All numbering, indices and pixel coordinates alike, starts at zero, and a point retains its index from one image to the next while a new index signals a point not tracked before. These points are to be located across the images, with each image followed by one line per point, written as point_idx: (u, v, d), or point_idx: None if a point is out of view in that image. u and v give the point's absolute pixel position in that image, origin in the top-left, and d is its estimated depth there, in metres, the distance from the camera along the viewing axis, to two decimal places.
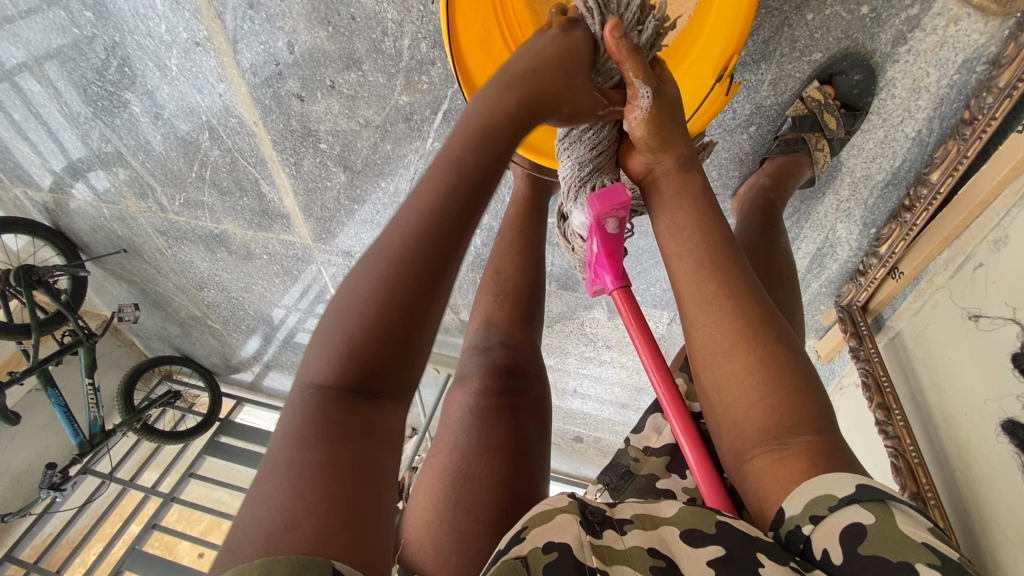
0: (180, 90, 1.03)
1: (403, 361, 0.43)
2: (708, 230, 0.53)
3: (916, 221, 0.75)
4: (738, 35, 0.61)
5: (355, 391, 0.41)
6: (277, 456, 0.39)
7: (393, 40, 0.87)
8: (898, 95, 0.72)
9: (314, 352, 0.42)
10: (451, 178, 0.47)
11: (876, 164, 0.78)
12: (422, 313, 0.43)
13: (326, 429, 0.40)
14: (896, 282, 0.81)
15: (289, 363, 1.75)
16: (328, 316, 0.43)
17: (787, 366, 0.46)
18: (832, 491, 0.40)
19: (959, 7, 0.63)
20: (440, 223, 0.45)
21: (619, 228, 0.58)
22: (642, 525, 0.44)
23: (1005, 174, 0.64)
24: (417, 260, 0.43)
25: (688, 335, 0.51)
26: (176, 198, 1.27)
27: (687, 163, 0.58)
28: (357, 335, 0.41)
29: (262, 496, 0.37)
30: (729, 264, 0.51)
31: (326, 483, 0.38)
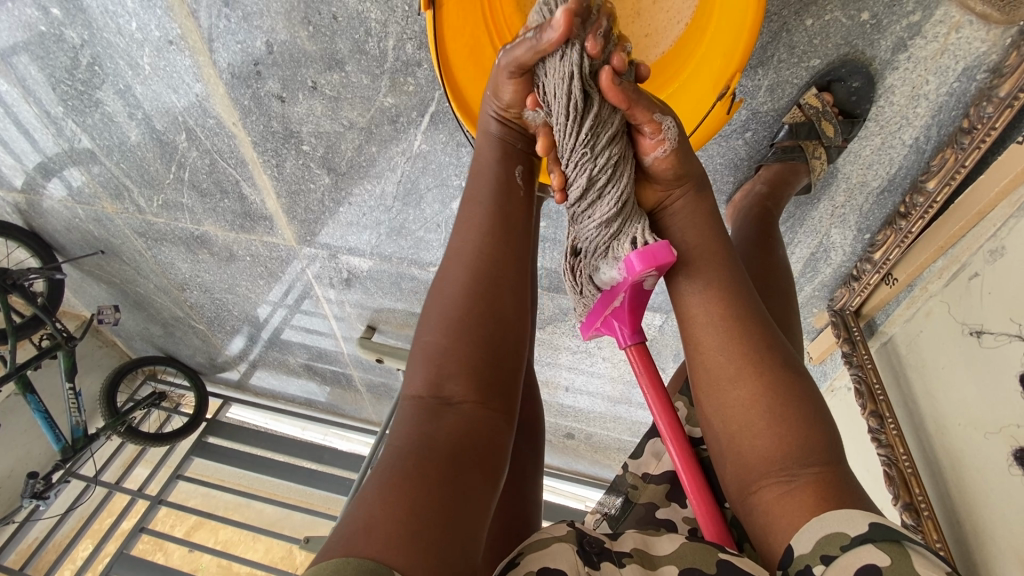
0: (155, 89, 0.99)
1: (482, 368, 0.49)
2: (713, 251, 0.52)
3: (911, 229, 0.74)
4: (741, 54, 0.58)
5: (439, 402, 0.47)
6: (376, 464, 0.44)
7: (377, 41, 0.83)
8: (896, 103, 0.70)
9: (412, 370, 0.50)
10: (495, 194, 0.57)
11: (872, 171, 0.77)
12: (498, 307, 0.51)
13: (419, 439, 0.45)
14: (889, 288, 0.80)
15: (276, 362, 1.73)
16: (418, 337, 0.51)
17: (793, 390, 0.46)
18: (844, 530, 0.39)
19: (961, 14, 0.62)
20: (495, 232, 0.55)
21: (651, 285, 0.56)
22: (641, 561, 0.43)
23: (1003, 186, 0.63)
24: (481, 271, 0.53)
25: (693, 362, 0.50)
26: (154, 199, 1.23)
27: (697, 188, 0.56)
28: (438, 342, 0.50)
29: (356, 498, 0.41)
30: (737, 289, 0.50)
31: (410, 484, 0.40)
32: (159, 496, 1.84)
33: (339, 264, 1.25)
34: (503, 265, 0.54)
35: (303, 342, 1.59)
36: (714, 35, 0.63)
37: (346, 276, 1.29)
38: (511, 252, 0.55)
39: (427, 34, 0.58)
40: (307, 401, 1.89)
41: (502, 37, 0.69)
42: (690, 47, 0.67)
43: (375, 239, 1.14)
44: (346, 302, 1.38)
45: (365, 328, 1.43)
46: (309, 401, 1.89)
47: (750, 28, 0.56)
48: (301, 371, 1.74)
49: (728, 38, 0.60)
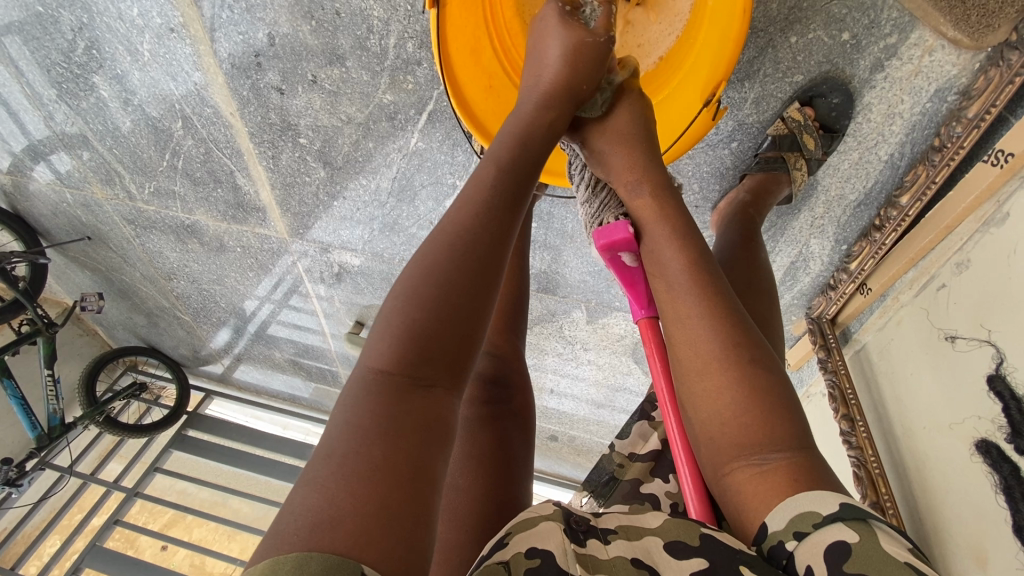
0: (153, 76, 1.00)
1: (457, 350, 0.44)
2: (687, 246, 0.56)
3: (884, 240, 0.78)
4: (727, 62, 0.60)
5: (409, 380, 0.42)
6: (335, 443, 0.39)
7: (379, 38, 0.84)
8: (873, 120, 0.74)
9: (375, 340, 0.44)
10: (505, 168, 0.54)
11: (850, 185, 0.80)
12: (492, 271, 0.48)
13: (385, 420, 0.40)
14: (864, 297, 0.84)
15: (261, 356, 1.74)
16: (384, 310, 0.46)
17: (765, 382, 0.47)
18: (816, 508, 0.42)
19: (934, 39, 0.65)
20: (500, 204, 0.52)
21: (637, 261, 0.63)
22: (626, 535, 0.46)
23: (969, 202, 0.67)
24: (475, 238, 0.49)
25: (675, 351, 0.53)
26: (146, 186, 1.23)
27: (631, 189, 0.61)
28: (419, 319, 0.44)
29: (311, 484, 0.37)
30: (712, 289, 0.52)
31: (378, 475, 0.37)
32: (135, 488, 1.83)
33: (331, 259, 1.26)
34: (504, 236, 0.51)
35: (289, 336, 1.61)
36: (702, 45, 0.66)
37: (337, 271, 1.30)
38: (501, 243, 0.50)
39: (431, 34, 0.59)
40: (290, 397, 1.90)
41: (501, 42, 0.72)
42: (680, 57, 0.69)
43: (367, 234, 1.16)
44: (335, 298, 1.39)
45: (353, 324, 1.44)
46: (293, 396, 1.89)
47: (735, 37, 0.58)
48: (286, 365, 1.76)
49: (715, 48, 0.63)
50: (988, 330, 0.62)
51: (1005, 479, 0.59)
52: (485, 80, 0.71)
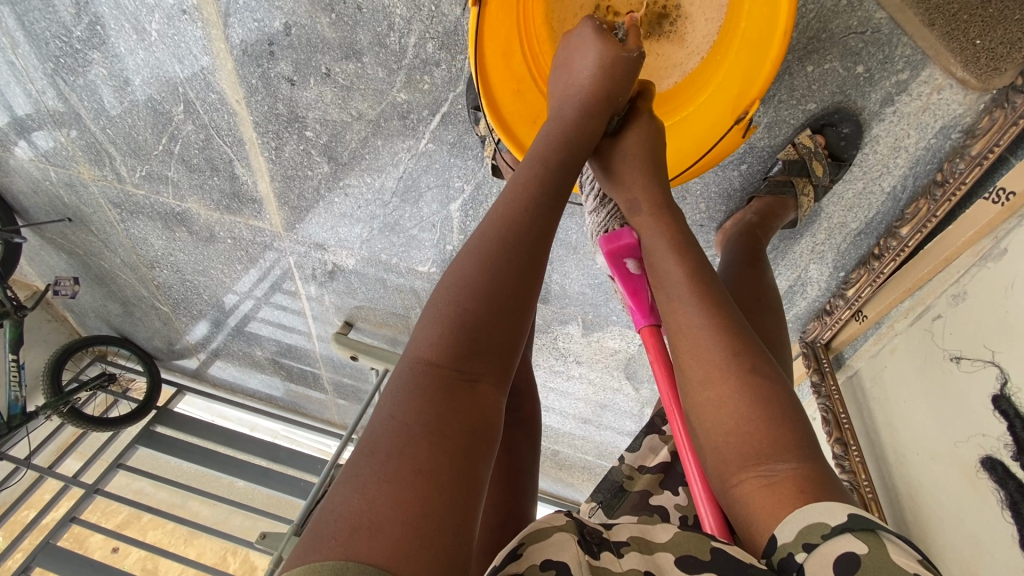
0: (158, 57, 0.97)
1: (501, 345, 0.46)
2: (692, 256, 0.57)
3: (882, 269, 0.81)
4: (761, 84, 0.61)
5: (455, 375, 0.44)
6: (377, 441, 0.40)
7: (399, 36, 0.84)
8: (879, 152, 0.75)
9: (422, 331, 0.46)
10: (542, 175, 0.55)
11: (852, 214, 0.82)
12: (534, 274, 0.50)
13: (427, 421, 0.41)
14: (859, 324, 0.86)
15: (240, 353, 1.70)
16: (433, 301, 0.47)
17: (769, 391, 0.48)
18: (825, 519, 0.41)
19: (943, 78, 0.67)
20: (539, 212, 0.53)
21: (640, 269, 0.65)
22: (639, 548, 0.46)
23: (969, 236, 0.69)
24: (521, 240, 0.50)
25: (679, 361, 0.55)
26: (138, 169, 1.19)
27: (632, 209, 0.63)
28: (471, 309, 0.46)
29: (354, 483, 0.38)
30: (716, 298, 0.54)
31: (419, 481, 0.38)
32: (95, 485, 1.73)
33: (324, 256, 1.24)
34: (542, 244, 0.52)
35: (272, 335, 1.58)
36: (733, 63, 0.66)
37: (330, 269, 1.27)
38: (542, 246, 0.51)
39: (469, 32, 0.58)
40: (268, 397, 1.86)
41: (529, 48, 0.71)
42: (709, 73, 0.70)
43: (366, 233, 1.14)
44: (325, 298, 1.37)
45: (341, 324, 1.41)
46: (270, 396, 1.85)
47: (773, 59, 0.59)
48: (266, 364, 1.72)
49: (748, 67, 0.64)
50: (992, 350, 0.63)
51: (998, 510, 0.61)
52: (512, 83, 0.70)
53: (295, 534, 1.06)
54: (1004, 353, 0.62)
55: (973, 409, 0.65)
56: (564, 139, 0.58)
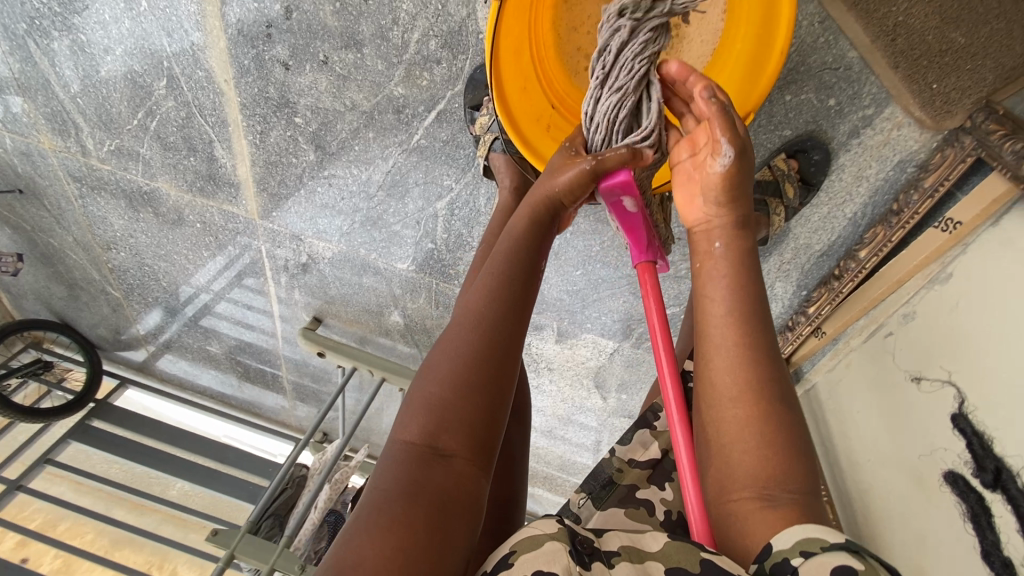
0: (146, 28, 0.95)
1: (478, 420, 0.54)
2: (746, 279, 0.57)
3: (842, 288, 0.87)
4: (755, 99, 0.68)
5: (433, 452, 0.52)
6: (368, 502, 0.51)
7: (402, 31, 0.85)
8: (845, 179, 0.82)
9: (406, 414, 0.55)
10: (519, 250, 0.62)
11: (817, 237, 0.88)
12: (508, 346, 0.57)
13: (408, 488, 0.50)
14: (818, 340, 0.92)
15: (195, 345, 1.63)
16: (422, 381, 0.56)
17: (787, 425, 0.52)
18: (825, 536, 0.45)
19: (903, 116, 0.75)
20: (515, 285, 0.59)
21: (637, 207, 0.65)
22: (628, 558, 0.49)
23: (920, 260, 0.76)
24: (496, 315, 0.57)
25: (703, 374, 0.56)
26: (106, 143, 1.14)
27: (742, 223, 0.59)
28: (445, 390, 0.54)
29: (347, 534, 0.49)
30: (758, 326, 0.55)
31: (394, 529, 0.47)
32: (18, 480, 1.55)
33: (300, 247, 1.21)
34: (517, 316, 0.58)
35: (233, 328, 1.52)
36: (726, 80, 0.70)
37: (304, 261, 1.25)
38: (516, 318, 0.58)
39: (488, 25, 0.60)
40: (219, 395, 1.79)
41: (541, 47, 0.71)
42: None
43: (347, 226, 1.13)
44: (295, 291, 1.34)
45: (310, 320, 1.38)
46: (222, 395, 1.79)
47: (767, 77, 0.66)
48: (223, 359, 1.65)
49: (741, 81, 0.69)
50: (948, 370, 0.68)
51: (956, 523, 0.64)
52: (520, 81, 0.71)
53: (250, 530, 1.01)
54: (959, 373, 0.67)
55: (924, 426, 0.71)
56: (539, 206, 0.65)
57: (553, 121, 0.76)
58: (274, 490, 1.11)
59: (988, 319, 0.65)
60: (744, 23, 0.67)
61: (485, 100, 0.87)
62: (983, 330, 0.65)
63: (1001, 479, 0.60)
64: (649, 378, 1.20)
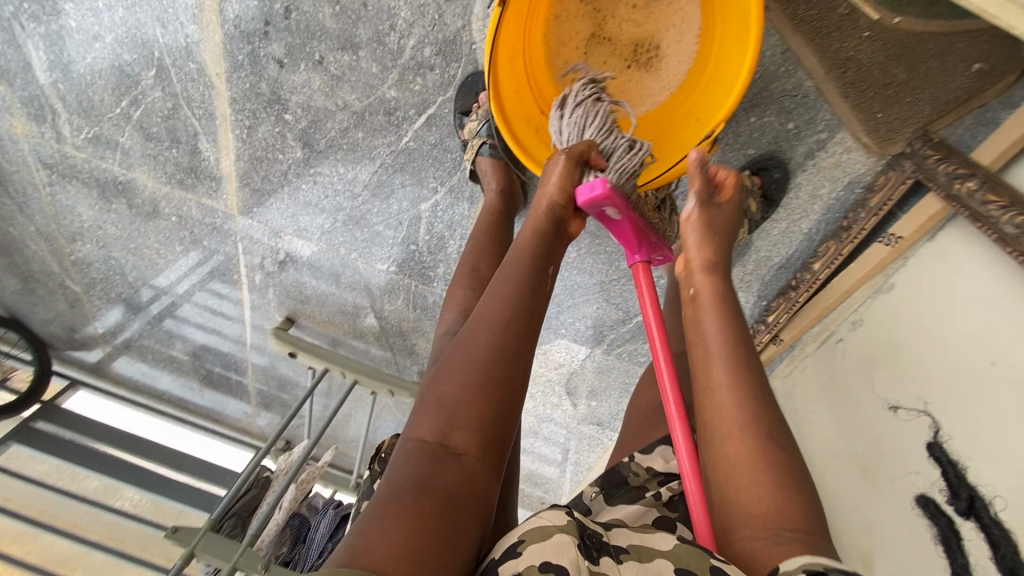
0: (140, 18, 0.96)
1: (485, 426, 0.56)
2: (734, 321, 0.62)
3: (798, 298, 0.94)
4: (727, 108, 0.69)
5: (443, 449, 0.55)
6: (382, 495, 0.53)
7: (399, 37, 0.90)
8: (801, 197, 0.90)
9: (418, 416, 0.58)
10: (531, 258, 0.65)
11: (776, 249, 0.96)
12: (520, 351, 0.60)
13: (418, 483, 0.52)
14: (776, 346, 0.99)
15: (157, 345, 1.57)
16: (436, 383, 0.59)
17: (781, 461, 0.54)
18: (825, 562, 0.48)
19: (852, 141, 0.83)
20: (527, 292, 0.63)
21: (619, 212, 0.68)
22: (638, 556, 0.51)
23: (865, 272, 0.83)
24: (510, 320, 0.60)
25: (701, 415, 0.60)
26: (84, 130, 1.12)
27: (709, 271, 0.67)
28: (458, 393, 0.57)
29: (360, 523, 0.51)
30: (749, 365, 0.59)
31: (405, 518, 0.49)
32: None
33: (279, 245, 1.21)
34: (529, 322, 0.62)
35: (200, 327, 1.48)
36: (701, 95, 0.76)
37: (281, 259, 1.24)
38: (527, 323, 0.61)
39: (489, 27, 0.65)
40: (178, 400, 1.75)
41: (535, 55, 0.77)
42: (678, 102, 0.79)
43: (328, 224, 1.14)
44: (270, 290, 1.33)
45: (283, 320, 1.37)
46: (181, 400, 1.75)
47: (738, 87, 0.67)
48: (187, 360, 1.60)
49: (719, 94, 0.72)
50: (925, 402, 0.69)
51: (928, 544, 0.66)
52: (514, 84, 0.76)
53: (211, 528, 0.98)
54: (936, 405, 0.68)
55: (889, 445, 0.73)
56: (542, 218, 0.68)
57: (540, 124, 0.81)
58: (238, 489, 1.07)
59: (963, 355, 0.67)
60: (716, 48, 0.73)
61: (476, 106, 0.92)
62: (959, 366, 0.67)
63: (975, 507, 0.62)
64: (618, 385, 1.24)
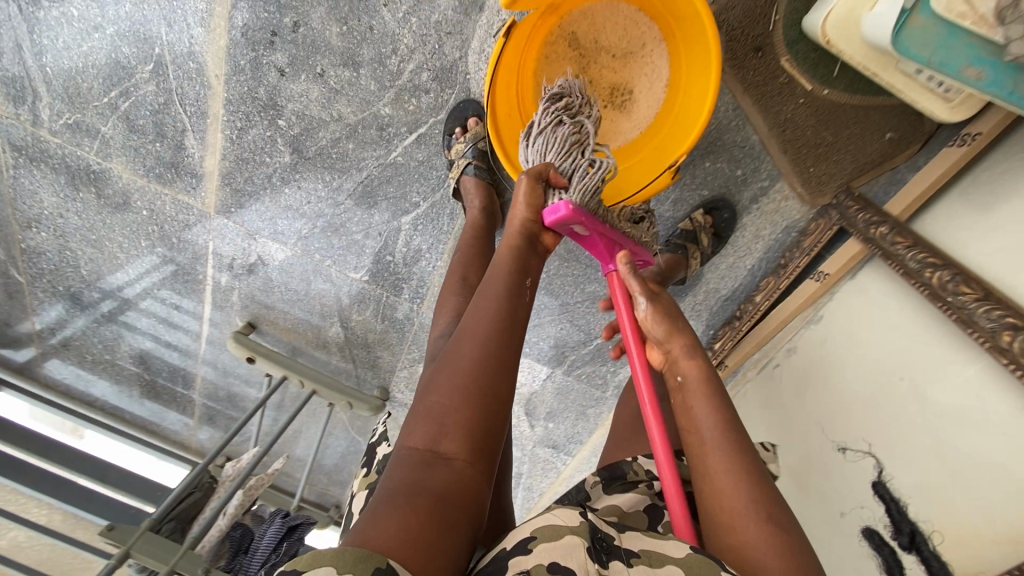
0: (145, 15, 1.00)
1: (476, 437, 0.60)
2: (722, 400, 0.68)
3: (741, 328, 1.04)
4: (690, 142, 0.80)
5: (434, 454, 0.58)
6: (378, 495, 0.55)
7: (399, 60, 0.98)
8: (746, 237, 1.02)
9: (410, 426, 0.62)
10: (506, 273, 0.73)
11: (723, 283, 1.07)
12: (501, 355, 0.66)
13: (412, 482, 0.55)
14: (720, 372, 1.08)
15: (100, 345, 1.50)
16: (425, 392, 0.64)
17: (784, 531, 0.59)
18: None
19: (789, 191, 0.96)
20: (504, 303, 0.70)
21: (585, 227, 0.75)
22: (648, 560, 0.54)
23: (799, 305, 0.94)
24: (490, 327, 0.67)
25: (702, 492, 0.64)
26: (63, 115, 1.12)
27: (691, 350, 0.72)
28: (446, 401, 0.61)
29: (359, 519, 0.53)
30: (742, 441, 0.65)
31: (401, 509, 0.52)
32: None
33: (252, 247, 1.23)
34: (506, 329, 0.68)
35: (152, 328, 1.44)
36: (666, 133, 0.87)
37: (252, 262, 1.25)
38: (506, 331, 0.68)
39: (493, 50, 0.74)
40: (113, 408, 1.65)
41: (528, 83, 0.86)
42: (647, 138, 0.90)
43: (306, 230, 1.17)
44: (234, 293, 1.32)
45: (243, 325, 1.35)
46: (116, 409, 1.66)
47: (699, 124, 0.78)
48: (130, 363, 1.54)
49: (682, 131, 0.84)
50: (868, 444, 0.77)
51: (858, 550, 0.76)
52: (507, 106, 0.85)
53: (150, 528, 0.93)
54: (878, 446, 0.76)
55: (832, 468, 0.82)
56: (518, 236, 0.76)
57: None
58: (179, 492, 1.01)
59: (902, 410, 0.74)
60: (681, 97, 0.85)
61: (460, 131, 1.03)
62: (902, 419, 0.74)
63: (915, 541, 0.69)
64: (574, 407, 1.30)
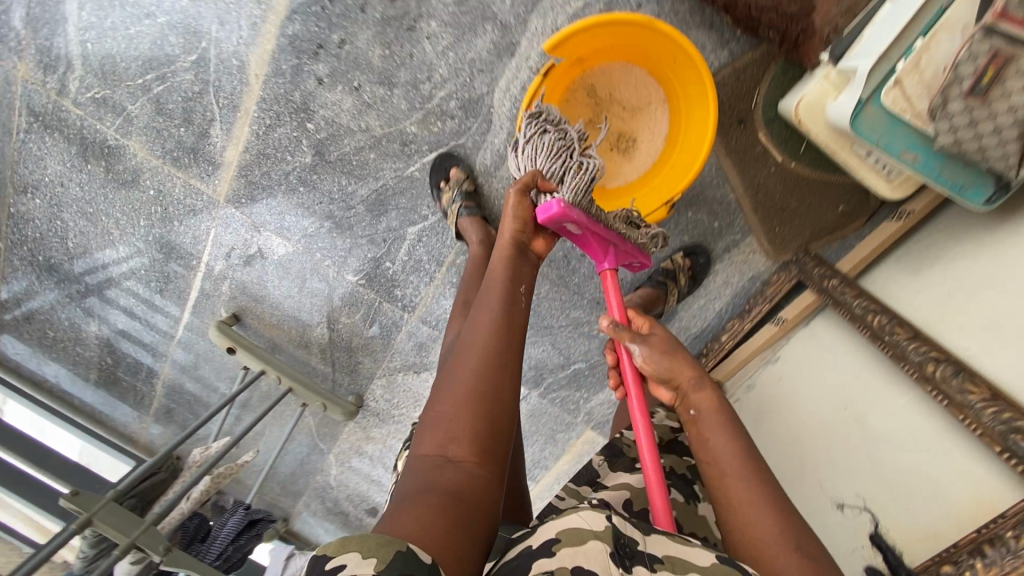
0: (200, 12, 1.08)
1: (482, 438, 0.66)
2: (735, 433, 0.72)
3: (707, 364, 1.15)
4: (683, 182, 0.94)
5: (447, 460, 0.64)
6: (396, 501, 0.61)
7: (431, 86, 1.09)
8: (718, 282, 1.14)
9: (422, 437, 0.68)
10: (501, 282, 0.80)
11: (695, 321, 1.18)
12: (499, 360, 0.72)
13: (423, 488, 0.61)
14: None
15: (67, 322, 1.46)
16: (433, 404, 0.69)
17: (811, 552, 0.61)
18: None
19: (758, 246, 1.10)
20: (498, 309, 0.76)
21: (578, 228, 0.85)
22: (671, 566, 0.54)
23: (758, 344, 1.07)
24: (489, 335, 0.74)
25: (728, 523, 0.67)
26: (93, 90, 1.16)
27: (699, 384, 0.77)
28: (451, 408, 0.67)
29: (381, 521, 0.58)
30: (762, 472, 0.69)
31: (421, 509, 0.58)
32: None
33: (254, 238, 1.26)
34: (503, 334, 0.74)
35: (128, 309, 1.42)
36: (662, 177, 1.00)
37: (251, 253, 1.28)
38: (502, 336, 0.74)
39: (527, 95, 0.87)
40: (62, 392, 1.57)
41: None
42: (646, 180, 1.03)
43: (313, 228, 1.23)
44: (226, 283, 1.34)
45: (228, 315, 1.35)
46: (64, 392, 1.57)
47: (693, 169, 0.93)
48: (94, 345, 1.49)
49: (677, 175, 0.97)
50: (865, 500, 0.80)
51: None
52: None
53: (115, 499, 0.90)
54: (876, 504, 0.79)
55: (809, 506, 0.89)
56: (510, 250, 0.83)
57: None
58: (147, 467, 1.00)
59: (881, 458, 0.80)
60: (678, 151, 0.99)
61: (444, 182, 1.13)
62: (878, 469, 0.80)
63: None
64: (544, 430, 1.35)
